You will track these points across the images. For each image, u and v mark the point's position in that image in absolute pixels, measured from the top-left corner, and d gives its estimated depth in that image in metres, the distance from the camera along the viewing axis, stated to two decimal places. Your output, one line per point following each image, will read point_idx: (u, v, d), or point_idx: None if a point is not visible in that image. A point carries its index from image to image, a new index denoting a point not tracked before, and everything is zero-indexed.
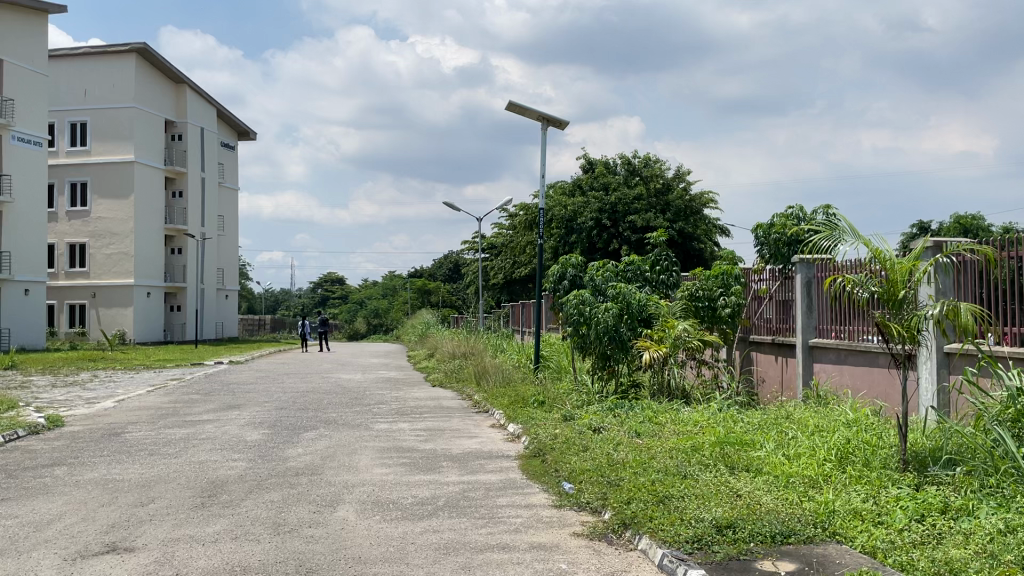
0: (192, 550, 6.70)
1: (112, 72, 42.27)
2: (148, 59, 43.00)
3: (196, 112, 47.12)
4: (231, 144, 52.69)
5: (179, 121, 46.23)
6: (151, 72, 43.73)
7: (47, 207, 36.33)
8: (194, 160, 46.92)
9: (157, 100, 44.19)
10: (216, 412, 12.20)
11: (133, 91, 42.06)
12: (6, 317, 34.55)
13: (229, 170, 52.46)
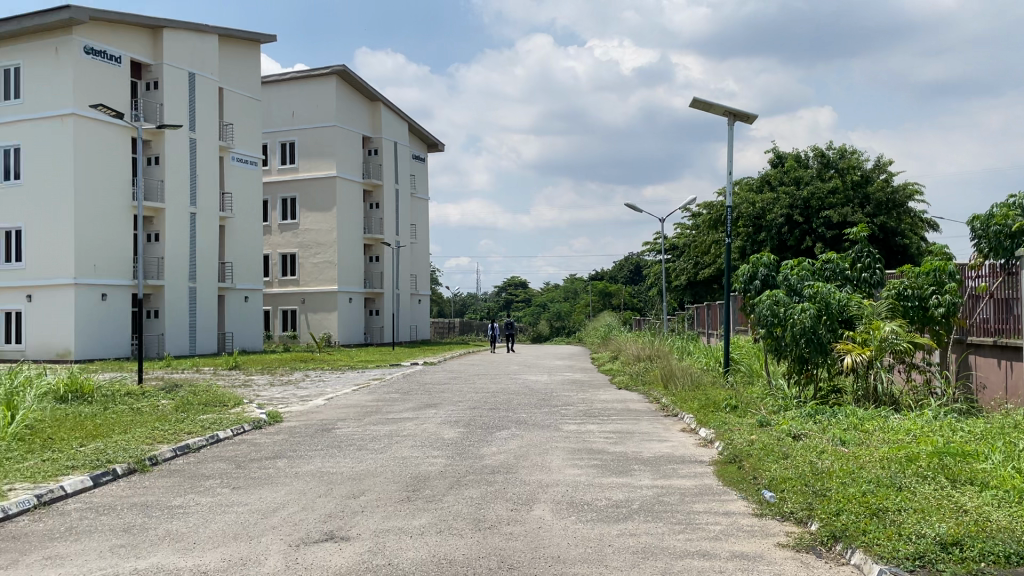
0: (402, 541, 7.06)
1: (315, 93, 45.59)
2: (346, 79, 45.98)
3: (389, 127, 49.83)
4: (422, 156, 55.30)
5: (375, 136, 49.10)
6: (349, 91, 46.70)
7: (261, 220, 39.75)
8: (389, 173, 49.63)
9: (355, 117, 47.18)
10: (415, 410, 12.84)
11: (334, 110, 45.18)
12: (230, 322, 38.04)
13: (420, 181, 55.08)
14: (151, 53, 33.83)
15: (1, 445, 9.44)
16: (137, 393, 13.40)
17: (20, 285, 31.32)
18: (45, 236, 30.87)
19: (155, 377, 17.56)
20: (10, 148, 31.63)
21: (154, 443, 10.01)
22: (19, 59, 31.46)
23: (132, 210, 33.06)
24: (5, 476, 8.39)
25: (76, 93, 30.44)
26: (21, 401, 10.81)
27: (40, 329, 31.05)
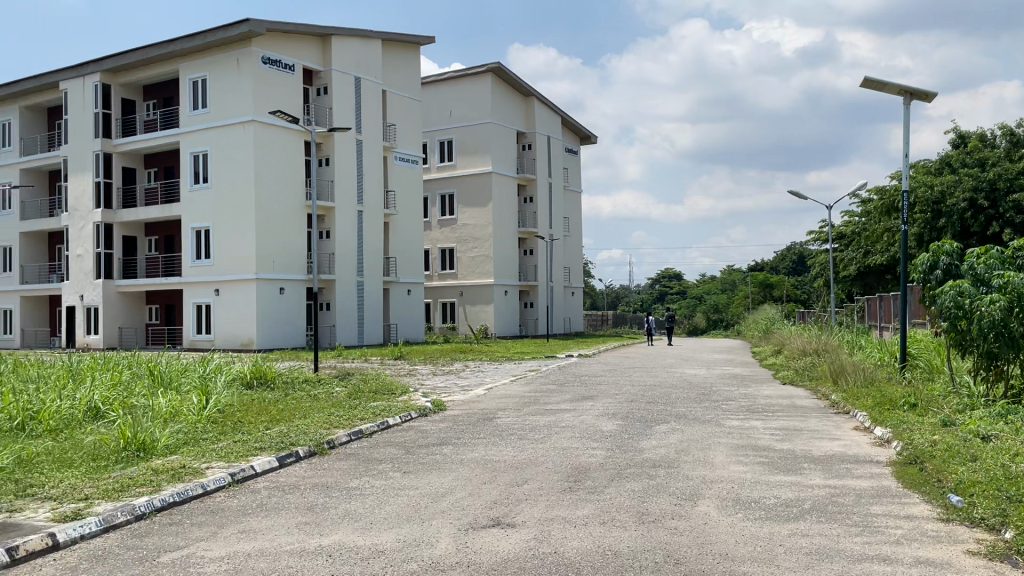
0: (566, 530, 7.14)
1: (470, 90, 46.81)
2: (501, 76, 46.77)
3: (542, 122, 50.29)
4: (574, 148, 55.45)
5: (529, 131, 49.70)
6: (504, 87, 47.51)
7: (421, 215, 41.20)
8: (542, 166, 50.07)
9: (510, 113, 47.91)
10: (573, 402, 12.93)
11: (489, 107, 46.11)
12: (394, 314, 39.72)
13: (573, 174, 55.26)
14: (320, 59, 35.80)
15: (198, 427, 10.33)
16: (313, 380, 14.30)
17: (209, 280, 34.08)
18: (230, 235, 33.43)
19: (329, 366, 18.69)
20: (199, 154, 34.47)
21: (331, 428, 10.64)
22: (206, 72, 34.20)
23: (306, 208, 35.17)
24: (203, 455, 9.19)
25: (255, 101, 32.78)
26: (213, 387, 11.79)
27: (227, 321, 33.68)
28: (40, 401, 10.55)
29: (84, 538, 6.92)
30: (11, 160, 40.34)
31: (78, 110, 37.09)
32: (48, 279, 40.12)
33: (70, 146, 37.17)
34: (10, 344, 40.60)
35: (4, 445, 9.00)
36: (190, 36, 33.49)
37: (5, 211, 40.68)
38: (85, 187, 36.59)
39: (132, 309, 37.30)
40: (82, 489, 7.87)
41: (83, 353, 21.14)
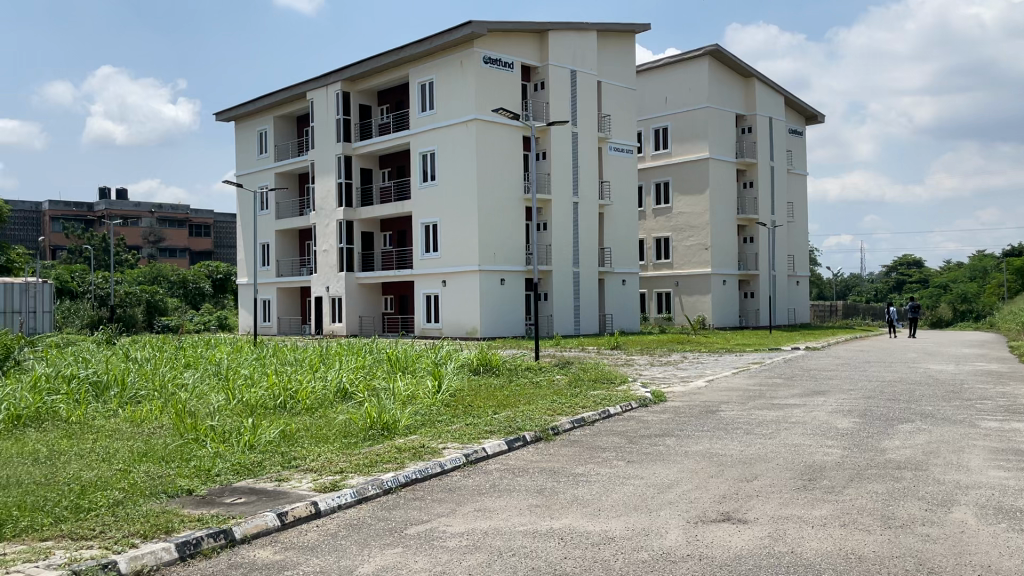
0: (803, 530, 6.84)
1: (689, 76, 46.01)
2: (719, 58, 45.41)
3: (764, 103, 48.24)
4: (798, 129, 52.67)
5: (749, 113, 47.86)
6: (723, 70, 46.11)
7: (636, 205, 40.99)
8: (764, 150, 47.97)
9: (729, 96, 46.44)
10: (802, 397, 12.34)
11: (707, 91, 44.97)
12: (610, 304, 39.89)
13: (796, 156, 52.54)
14: (538, 55, 36.67)
15: (433, 409, 11.01)
16: (536, 368, 14.73)
17: (437, 272, 36.08)
18: (455, 229, 35.19)
19: (550, 354, 19.19)
20: (427, 153, 36.57)
21: (554, 415, 10.92)
22: (433, 75, 36.18)
23: (525, 201, 36.20)
24: (440, 436, 9.79)
25: (476, 100, 34.18)
26: (444, 372, 12.54)
27: (454, 311, 35.48)
28: (299, 381, 11.73)
29: (342, 508, 7.62)
30: (267, 165, 45.02)
31: (322, 117, 40.63)
32: (299, 272, 44.44)
33: (317, 151, 40.84)
34: (269, 331, 45.49)
35: (271, 420, 10.10)
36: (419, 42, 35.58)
37: (263, 211, 45.53)
38: (329, 188, 40.07)
39: (369, 299, 40.38)
40: (337, 463, 8.65)
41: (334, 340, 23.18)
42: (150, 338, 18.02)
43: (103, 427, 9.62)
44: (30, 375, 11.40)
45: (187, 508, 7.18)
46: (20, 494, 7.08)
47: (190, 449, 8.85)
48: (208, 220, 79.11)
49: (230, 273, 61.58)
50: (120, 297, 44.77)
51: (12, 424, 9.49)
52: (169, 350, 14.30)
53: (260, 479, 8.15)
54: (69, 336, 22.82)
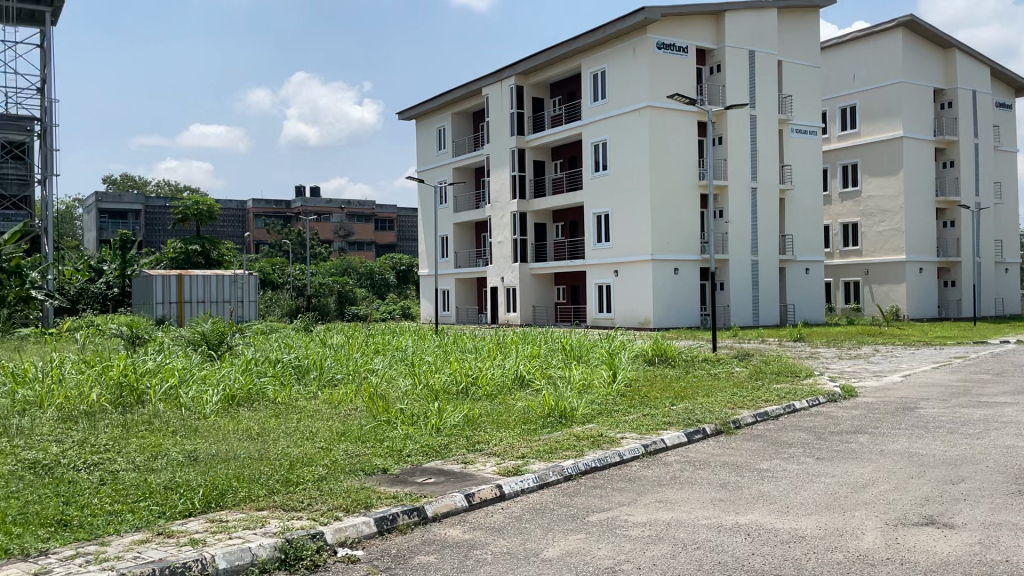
0: (1019, 539, 6.25)
1: (879, 50, 43.06)
2: (914, 29, 42.26)
3: (966, 75, 44.36)
4: (1006, 102, 48.00)
5: (948, 87, 44.19)
6: (918, 41, 42.88)
7: (818, 189, 38.95)
8: (967, 126, 44.10)
9: (926, 69, 43.10)
10: (1015, 395, 11.27)
11: (901, 65, 41.98)
12: (791, 294, 38.20)
13: (1004, 132, 47.91)
14: (714, 38, 35.67)
15: (609, 398, 11.05)
16: (713, 360, 14.38)
17: (610, 262, 36.05)
18: (628, 218, 35.00)
19: (729, 345, 18.67)
20: (599, 143, 36.57)
21: (735, 407, 10.63)
22: (605, 64, 36.08)
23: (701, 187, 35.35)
24: (617, 426, 9.80)
25: (649, 87, 33.77)
26: (619, 361, 12.56)
27: (627, 301, 35.31)
28: (479, 368, 12.16)
29: (524, 492, 7.81)
30: (446, 161, 46.70)
31: (497, 111, 41.60)
32: (476, 263, 45.83)
33: (492, 145, 41.87)
34: (448, 319, 47.34)
35: (455, 405, 10.53)
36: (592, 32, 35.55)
37: (442, 204, 47.31)
38: (504, 181, 40.99)
39: (543, 290, 41.02)
40: (518, 448, 8.89)
41: (516, 329, 23.69)
42: (345, 326, 19.23)
43: (306, 408, 10.41)
44: (241, 359, 12.51)
45: (383, 486, 7.62)
46: (239, 467, 7.81)
47: (383, 431, 9.39)
48: (391, 214, 83.75)
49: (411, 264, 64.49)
50: (314, 287, 48.09)
51: (229, 403, 10.45)
52: (360, 338, 15.20)
53: (447, 460, 8.52)
54: (277, 324, 24.80)
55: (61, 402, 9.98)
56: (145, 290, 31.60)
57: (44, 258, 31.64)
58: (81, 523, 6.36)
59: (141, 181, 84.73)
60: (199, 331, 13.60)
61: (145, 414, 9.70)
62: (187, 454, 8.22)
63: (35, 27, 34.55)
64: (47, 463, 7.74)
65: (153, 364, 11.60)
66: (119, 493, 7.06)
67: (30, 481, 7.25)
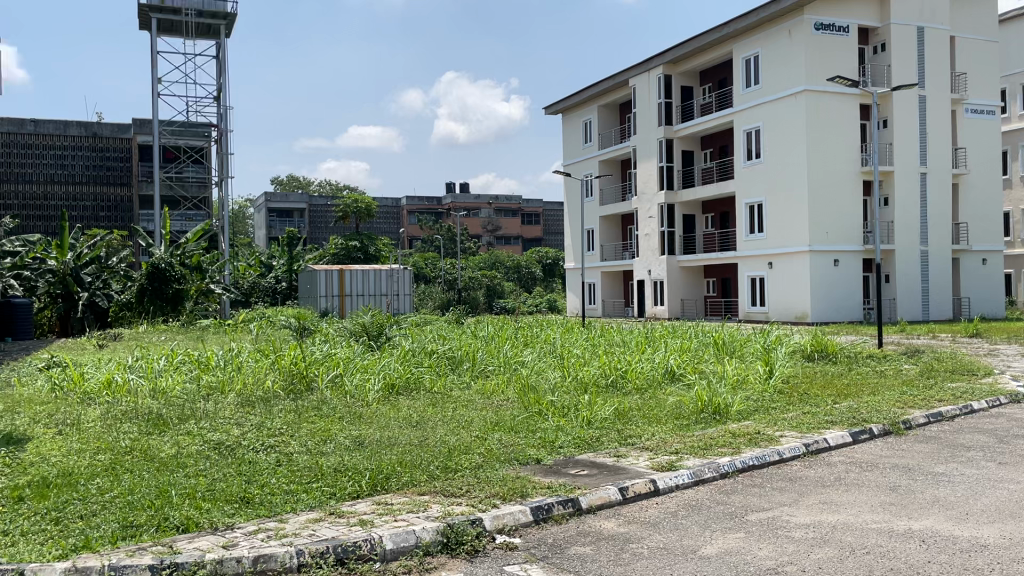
0: None
1: None
2: None
3: None
4: None
5: None
6: None
7: (997, 173, 35.98)
8: None
9: None
10: None
11: None
12: (966, 287, 35.52)
13: None
14: (879, 15, 33.61)
15: (765, 395, 10.71)
16: (879, 356, 13.61)
17: (764, 253, 34.84)
18: (783, 208, 33.69)
19: (898, 341, 17.59)
20: (752, 131, 35.38)
21: (905, 407, 10.02)
22: (758, 49, 34.87)
23: (864, 174, 33.49)
24: (775, 423, 9.47)
25: (806, 70, 32.33)
26: (775, 356, 12.14)
27: (782, 293, 34.00)
28: (628, 361, 12.11)
29: (679, 488, 7.70)
30: (592, 154, 46.63)
31: (645, 102, 41.11)
32: (622, 257, 45.57)
33: (640, 136, 41.44)
34: (595, 313, 47.43)
35: (606, 398, 10.54)
36: (745, 15, 34.41)
37: (589, 198, 47.31)
38: (651, 172, 40.47)
39: (692, 283, 40.24)
40: (672, 443, 8.77)
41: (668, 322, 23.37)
42: (498, 319, 19.71)
43: (461, 397, 10.72)
44: (400, 349, 13.05)
45: (537, 476, 7.74)
46: (401, 453, 8.16)
47: (535, 421, 9.53)
48: (538, 209, 84.36)
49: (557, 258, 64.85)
50: (464, 281, 49.43)
51: (389, 391, 10.95)
52: (511, 330, 15.52)
53: (599, 453, 8.54)
54: (431, 316, 25.63)
55: (240, 388, 10.79)
56: (311, 283, 33.69)
57: (221, 254, 34.25)
58: (261, 500, 6.85)
59: (305, 181, 89.79)
60: (360, 323, 14.32)
61: (314, 401, 10.32)
62: (353, 439, 8.67)
63: (211, 39, 37.54)
64: (229, 444, 8.38)
65: (320, 354, 12.32)
66: (294, 474, 7.55)
67: (216, 460, 7.88)
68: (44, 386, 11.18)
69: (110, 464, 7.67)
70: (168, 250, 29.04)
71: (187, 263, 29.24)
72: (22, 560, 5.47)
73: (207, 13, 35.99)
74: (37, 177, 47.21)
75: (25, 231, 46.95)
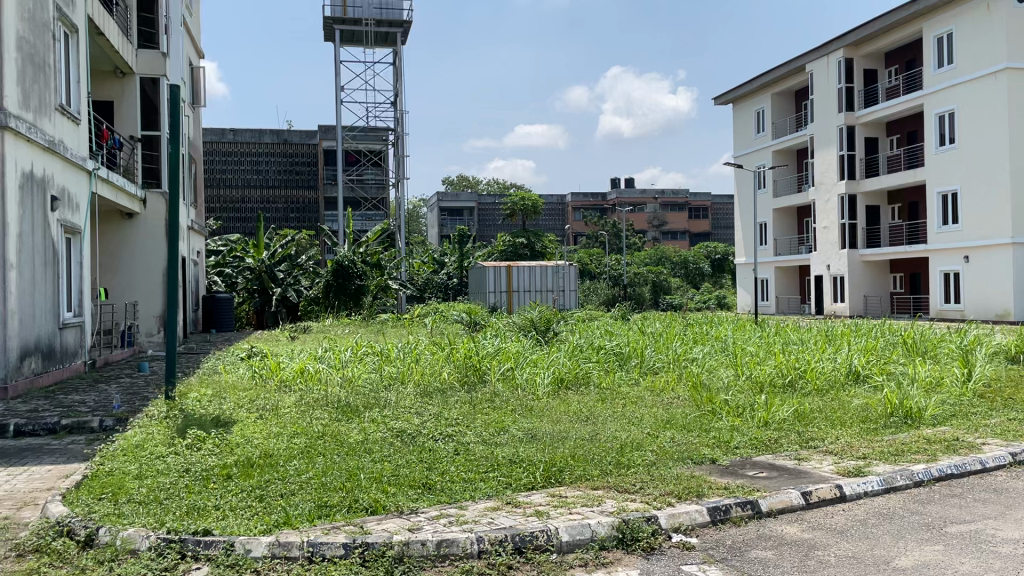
0: None
1: None
2: None
3: None
4: None
5: None
6: None
7: None
8: None
9: None
10: None
11: None
12: None
13: None
14: None
15: (963, 399, 9.91)
16: None
17: (958, 246, 32.24)
18: (981, 197, 31.02)
19: None
20: (945, 115, 32.77)
21: None
22: (950, 25, 32.22)
23: None
24: (977, 430, 8.76)
25: (1007, 47, 29.58)
26: (975, 357, 11.19)
27: (981, 289, 31.34)
28: (807, 361, 11.57)
29: (868, 495, 7.27)
30: (765, 144, 44.87)
31: (823, 88, 39.16)
32: (798, 251, 43.65)
33: (818, 124, 39.46)
34: (768, 310, 45.75)
35: (784, 398, 10.13)
36: None
37: (762, 189, 45.59)
38: (830, 161, 38.55)
39: (876, 278, 37.96)
40: (859, 447, 8.30)
41: (851, 319, 22.22)
42: (672, 314, 19.51)
43: (630, 394, 10.63)
44: (568, 345, 13.17)
45: (713, 476, 7.55)
46: (574, 447, 8.23)
47: (708, 421, 9.30)
48: (706, 202, 82.73)
49: (726, 253, 62.97)
50: (630, 277, 49.18)
51: (558, 385, 11.08)
52: (679, 326, 15.27)
53: (779, 455, 8.22)
54: (601, 313, 25.74)
55: (418, 379, 11.31)
56: (480, 280, 34.50)
57: (399, 252, 35.70)
58: (441, 487, 7.11)
59: (474, 181, 92.47)
60: (528, 317, 14.57)
61: (487, 393, 10.60)
62: (525, 432, 8.84)
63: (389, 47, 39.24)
64: (410, 432, 8.78)
65: (492, 347, 12.68)
66: (472, 463, 7.79)
67: (399, 447, 8.27)
68: (247, 373, 12.20)
69: (304, 447, 8.24)
70: (352, 248, 30.98)
71: (367, 260, 30.91)
72: (232, 533, 5.98)
73: (385, 21, 37.84)
74: (237, 183, 51.63)
75: (226, 231, 51.53)
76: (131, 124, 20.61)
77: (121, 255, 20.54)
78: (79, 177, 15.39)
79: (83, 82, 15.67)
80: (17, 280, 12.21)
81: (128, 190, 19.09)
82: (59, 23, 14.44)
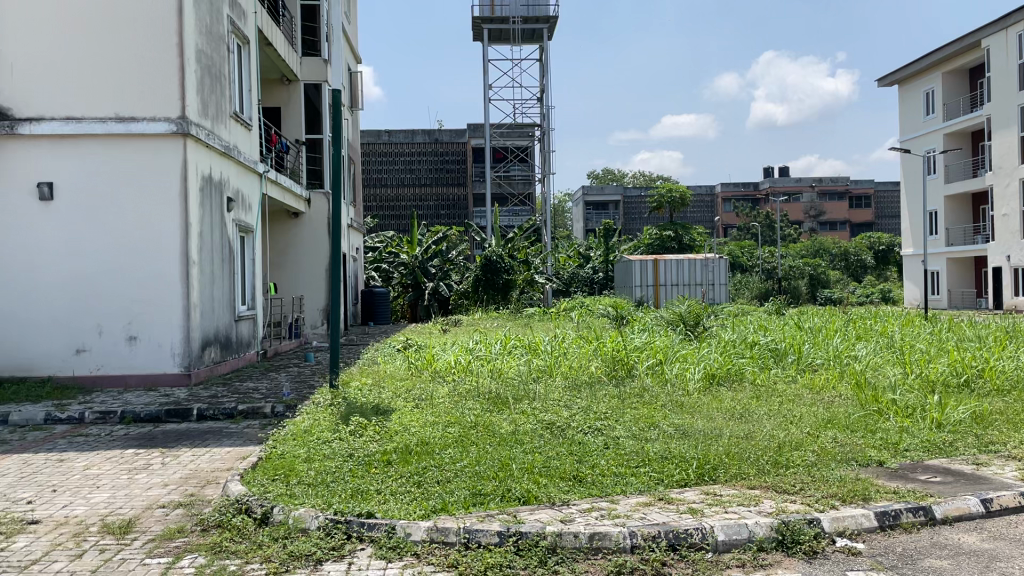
0: None
1: None
2: None
3: None
4: None
5: None
6: None
7: None
8: None
9: None
10: None
11: None
12: None
13: None
14: None
15: None
16: None
17: None
18: None
19: None
20: None
21: None
22: None
23: None
24: None
25: None
26: None
27: None
28: (985, 360, 10.72)
29: None
30: (935, 127, 41.83)
31: (1000, 64, 36.06)
32: (972, 241, 40.47)
33: (995, 104, 36.39)
34: (939, 304, 42.70)
35: (959, 399, 9.42)
36: None
37: (931, 175, 42.53)
38: (1010, 143, 35.50)
39: None
40: None
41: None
42: (834, 308, 18.51)
43: (787, 392, 10.21)
44: (719, 340, 12.82)
45: (881, 479, 7.15)
46: (729, 444, 8.01)
47: (874, 421, 8.79)
48: (869, 189, 78.03)
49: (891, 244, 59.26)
50: (784, 270, 47.23)
51: (710, 380, 10.81)
52: (839, 321, 14.53)
53: (954, 459, 7.66)
54: (753, 308, 24.87)
55: (567, 372, 11.37)
56: (628, 273, 34.21)
57: (546, 247, 36.02)
58: (592, 480, 7.11)
59: (620, 174, 91.60)
60: (677, 312, 14.27)
61: (636, 387, 10.50)
62: (676, 428, 8.68)
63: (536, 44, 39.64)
64: (560, 425, 8.85)
65: (640, 342, 12.52)
66: (622, 457, 7.75)
67: (549, 439, 8.35)
68: (404, 364, 12.70)
69: (459, 436, 8.48)
70: (501, 243, 31.56)
71: (515, 256, 31.63)
72: (393, 516, 6.22)
73: (531, 18, 38.22)
74: (391, 182, 53.74)
75: (382, 229, 53.77)
76: (297, 128, 21.94)
77: (288, 252, 21.90)
78: (251, 179, 16.51)
79: (255, 90, 16.81)
80: (198, 276, 13.28)
81: (295, 190, 20.31)
82: (233, 36, 15.52)
